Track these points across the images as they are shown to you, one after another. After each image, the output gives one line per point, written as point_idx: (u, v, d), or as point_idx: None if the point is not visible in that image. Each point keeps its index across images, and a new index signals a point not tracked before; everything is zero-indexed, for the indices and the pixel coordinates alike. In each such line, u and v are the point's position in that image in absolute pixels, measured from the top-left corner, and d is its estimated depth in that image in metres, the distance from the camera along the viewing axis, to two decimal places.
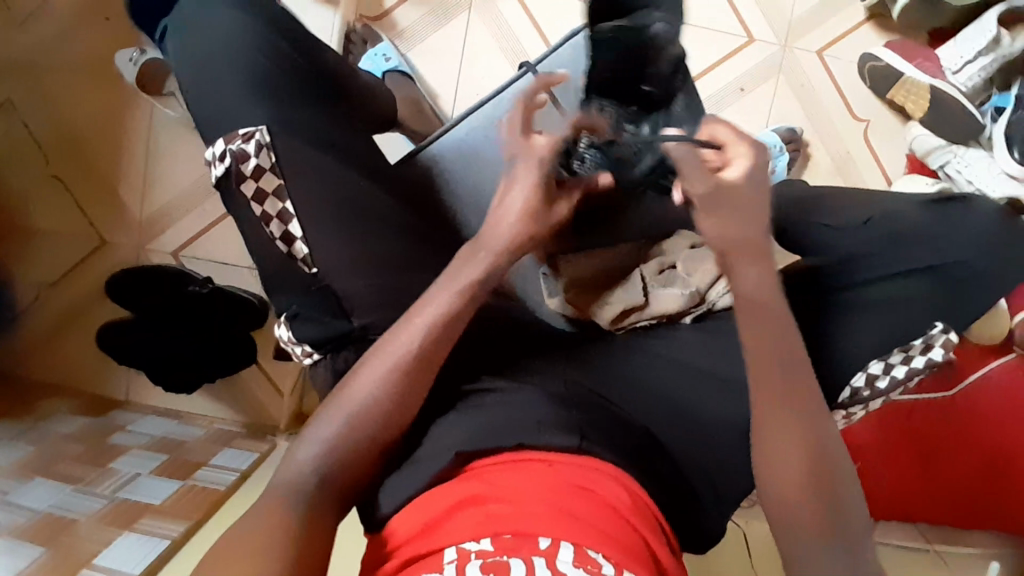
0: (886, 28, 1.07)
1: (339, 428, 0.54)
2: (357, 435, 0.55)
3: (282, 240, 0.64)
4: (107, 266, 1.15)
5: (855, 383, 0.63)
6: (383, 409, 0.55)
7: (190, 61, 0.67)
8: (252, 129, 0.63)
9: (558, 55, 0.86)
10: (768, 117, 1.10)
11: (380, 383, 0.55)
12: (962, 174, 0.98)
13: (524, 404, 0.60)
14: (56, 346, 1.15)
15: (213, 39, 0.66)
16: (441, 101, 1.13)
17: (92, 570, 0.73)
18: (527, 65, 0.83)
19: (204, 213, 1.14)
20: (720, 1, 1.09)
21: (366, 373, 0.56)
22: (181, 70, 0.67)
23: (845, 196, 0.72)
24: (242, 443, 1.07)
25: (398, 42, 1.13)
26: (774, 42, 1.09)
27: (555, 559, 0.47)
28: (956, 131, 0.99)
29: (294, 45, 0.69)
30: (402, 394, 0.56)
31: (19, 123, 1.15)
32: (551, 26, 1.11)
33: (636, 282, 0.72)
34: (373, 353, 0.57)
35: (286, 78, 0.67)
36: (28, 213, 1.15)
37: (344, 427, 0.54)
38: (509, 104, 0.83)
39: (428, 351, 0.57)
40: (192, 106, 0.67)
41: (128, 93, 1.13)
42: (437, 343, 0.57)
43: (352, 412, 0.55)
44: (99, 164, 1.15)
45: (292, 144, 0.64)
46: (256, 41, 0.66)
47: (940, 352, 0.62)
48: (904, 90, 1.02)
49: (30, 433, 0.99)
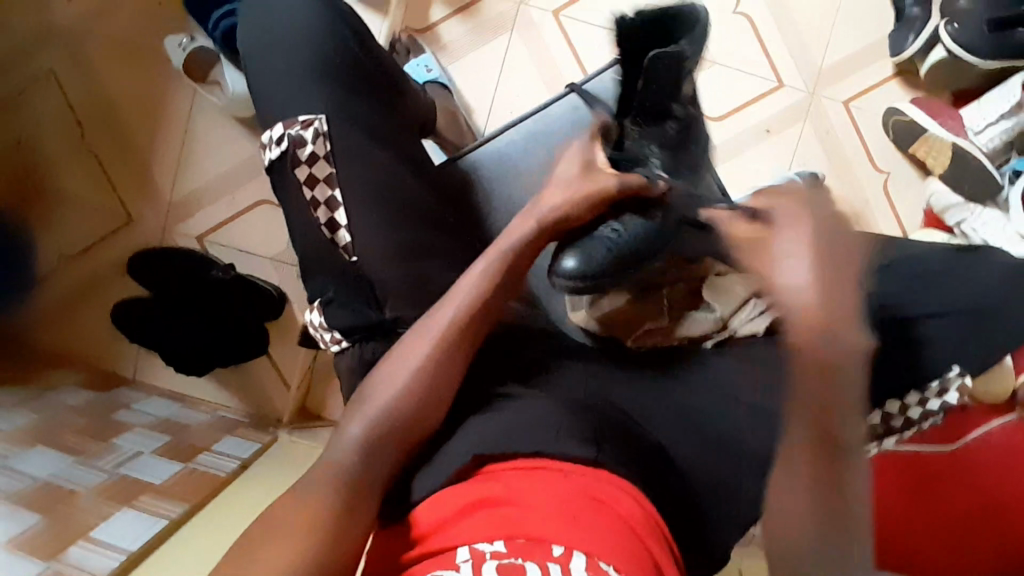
0: (913, 86, 1.11)
1: (364, 426, 0.58)
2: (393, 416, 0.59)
3: (327, 226, 0.66)
4: (130, 244, 1.16)
5: (873, 419, 0.67)
6: (415, 390, 0.60)
7: (257, 51, 0.70)
8: (311, 116, 0.66)
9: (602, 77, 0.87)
10: (792, 160, 1.12)
11: (410, 368, 0.60)
12: (978, 232, 1.00)
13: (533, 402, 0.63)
14: (71, 318, 1.15)
15: (281, 32, 0.70)
16: (476, 115, 1.15)
17: (90, 541, 0.72)
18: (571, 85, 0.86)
19: (234, 201, 1.15)
20: (755, 45, 1.13)
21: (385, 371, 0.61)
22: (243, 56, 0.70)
23: (868, 237, 0.74)
24: (244, 432, 1.06)
25: (440, 56, 1.16)
26: (803, 88, 1.13)
27: (568, 567, 0.48)
28: (975, 188, 1.02)
29: (355, 42, 0.71)
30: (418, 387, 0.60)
31: (61, 96, 1.17)
32: (590, 53, 1.15)
33: (667, 308, 0.75)
34: (404, 343, 0.62)
35: (346, 73, 0.69)
36: (58, 185, 1.17)
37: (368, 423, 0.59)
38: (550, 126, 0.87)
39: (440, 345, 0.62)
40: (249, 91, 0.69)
41: (172, 78, 1.16)
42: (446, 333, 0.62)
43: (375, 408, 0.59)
44: (135, 144, 1.17)
45: (344, 136, 0.66)
46: (320, 37, 0.69)
47: (954, 395, 0.68)
48: (927, 144, 1.05)
49: (35, 401, 0.98)
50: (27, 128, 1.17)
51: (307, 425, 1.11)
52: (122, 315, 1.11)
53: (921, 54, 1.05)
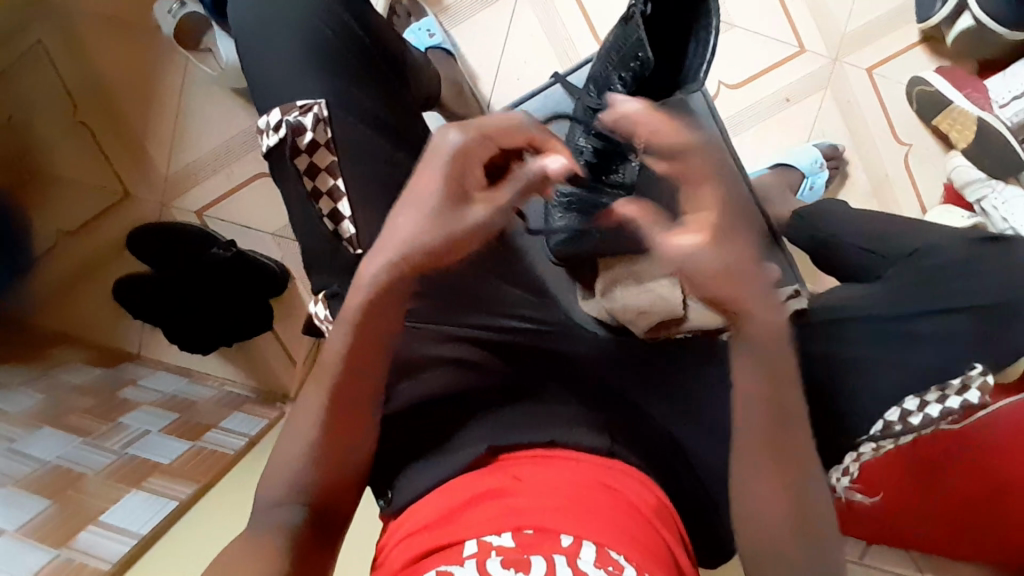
0: (938, 53, 1.05)
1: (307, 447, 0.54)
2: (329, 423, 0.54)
3: (330, 218, 0.64)
4: (128, 219, 1.14)
5: (889, 416, 0.63)
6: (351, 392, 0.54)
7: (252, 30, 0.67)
8: (310, 102, 0.64)
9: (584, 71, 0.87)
10: (811, 131, 1.08)
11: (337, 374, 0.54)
12: (998, 210, 0.97)
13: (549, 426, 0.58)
14: (72, 295, 1.14)
15: (285, 14, 0.68)
16: (480, 83, 1.11)
17: (99, 527, 0.73)
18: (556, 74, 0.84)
19: (231, 174, 1.12)
20: (776, 7, 1.08)
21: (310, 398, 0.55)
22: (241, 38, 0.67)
23: (893, 223, 0.74)
24: (250, 408, 1.07)
25: (442, 18, 1.11)
26: (824, 54, 1.08)
27: (576, 558, 0.45)
28: (999, 165, 0.98)
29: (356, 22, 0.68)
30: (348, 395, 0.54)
31: (50, 66, 1.13)
32: (600, 17, 1.09)
33: (677, 293, 0.70)
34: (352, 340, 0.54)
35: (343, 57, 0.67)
36: (56, 158, 1.15)
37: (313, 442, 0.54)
38: (537, 108, 0.88)
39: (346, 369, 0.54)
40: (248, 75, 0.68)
41: (164, 45, 1.11)
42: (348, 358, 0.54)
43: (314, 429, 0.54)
44: (129, 116, 1.13)
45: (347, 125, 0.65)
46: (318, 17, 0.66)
47: (976, 395, 0.62)
48: (950, 118, 1.01)
49: (42, 380, 0.99)
50: (19, 100, 1.14)
51: None
52: (124, 291, 1.10)
53: (949, 20, 1.00)
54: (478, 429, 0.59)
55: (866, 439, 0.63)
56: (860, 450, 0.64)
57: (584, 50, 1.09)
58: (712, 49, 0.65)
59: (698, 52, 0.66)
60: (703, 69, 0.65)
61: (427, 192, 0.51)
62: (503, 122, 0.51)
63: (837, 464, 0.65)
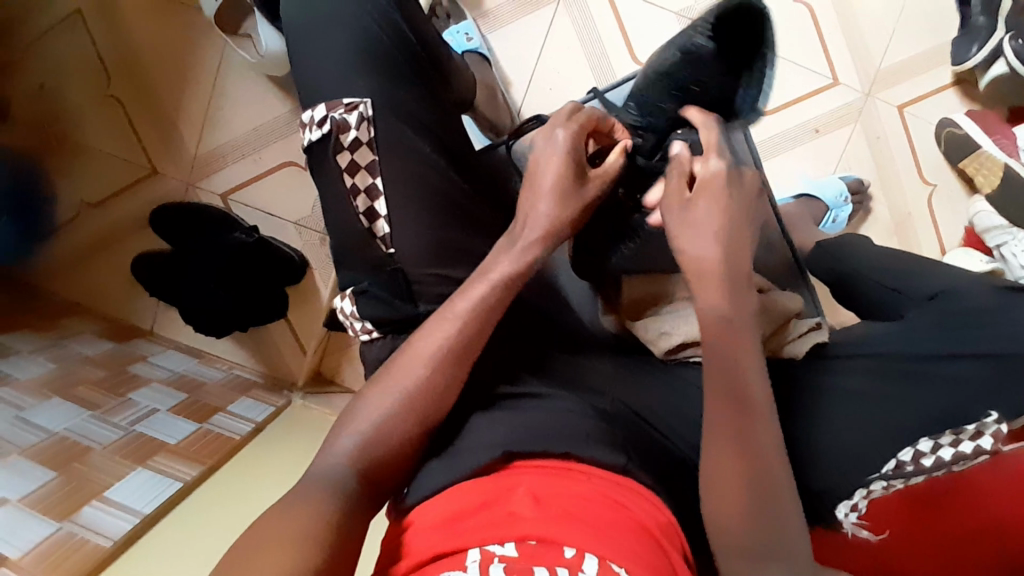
0: (970, 97, 1.05)
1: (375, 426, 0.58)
2: (440, 368, 0.60)
3: (366, 215, 0.68)
4: (154, 196, 1.16)
5: (900, 456, 0.61)
6: (461, 343, 0.60)
7: (305, 36, 0.71)
8: (356, 100, 0.68)
9: (622, 89, 0.89)
10: (836, 163, 1.09)
11: (419, 366, 0.60)
12: (1017, 258, 0.96)
13: (567, 415, 0.61)
14: (93, 266, 1.17)
15: (332, 11, 0.71)
16: (513, 90, 1.12)
17: (103, 501, 0.73)
18: (595, 91, 0.88)
19: (260, 160, 1.13)
20: (812, 37, 1.08)
21: (375, 400, 0.59)
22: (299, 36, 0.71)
23: (915, 262, 0.74)
24: (257, 394, 1.07)
25: (481, 23, 1.12)
26: (857, 89, 1.08)
27: (577, 571, 0.44)
28: (1022, 212, 0.97)
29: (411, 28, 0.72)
30: (435, 387, 0.60)
31: (88, 39, 1.15)
32: (637, 32, 1.09)
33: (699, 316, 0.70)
34: (462, 288, 0.62)
35: (393, 62, 0.71)
36: (86, 130, 1.17)
37: (380, 424, 0.58)
38: None
39: (451, 347, 0.60)
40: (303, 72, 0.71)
41: (202, 27, 1.12)
42: (461, 335, 0.60)
43: (377, 421, 0.58)
44: (161, 93, 1.15)
45: (391, 126, 0.68)
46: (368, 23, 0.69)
47: (988, 442, 0.60)
48: (977, 162, 1.01)
49: (55, 350, 1.00)
50: (57, 71, 1.17)
51: (322, 390, 1.13)
52: (146, 267, 1.12)
53: (984, 65, 1.00)
54: (482, 422, 0.62)
55: (877, 477, 0.62)
56: (870, 487, 0.62)
57: (618, 62, 1.09)
58: (764, 82, 0.74)
59: (751, 82, 0.74)
60: (756, 98, 0.75)
61: (537, 214, 0.64)
62: (555, 167, 0.65)
63: (844, 499, 0.63)
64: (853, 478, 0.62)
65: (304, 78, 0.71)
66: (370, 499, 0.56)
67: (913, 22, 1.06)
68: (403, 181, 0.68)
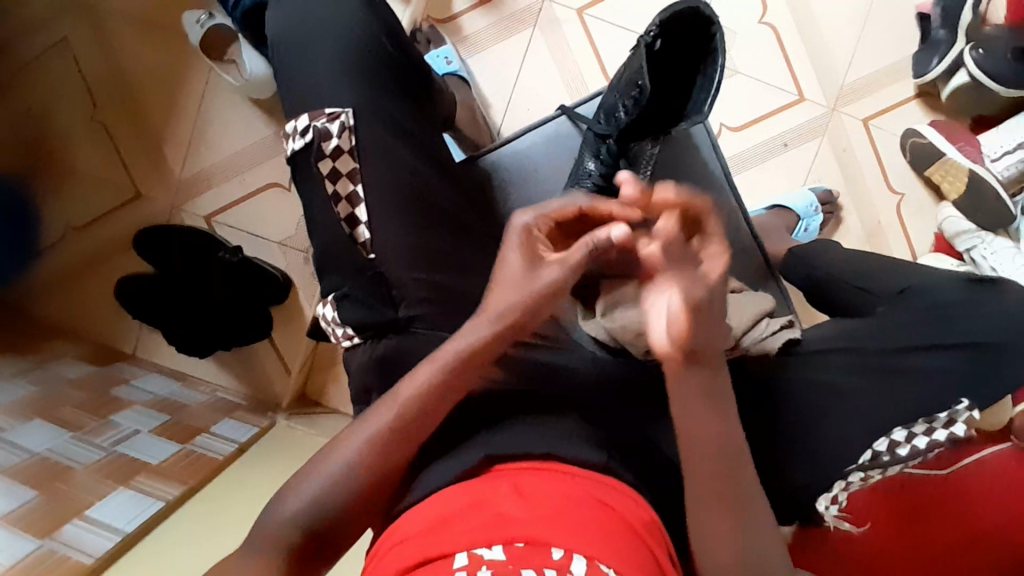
0: (932, 108, 1.10)
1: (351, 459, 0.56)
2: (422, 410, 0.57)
3: (348, 221, 0.70)
4: (137, 219, 1.17)
5: (877, 446, 0.64)
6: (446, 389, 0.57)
7: (285, 51, 0.74)
8: (338, 110, 0.70)
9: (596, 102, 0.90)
10: (807, 175, 1.13)
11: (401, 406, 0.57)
12: (987, 260, 1.00)
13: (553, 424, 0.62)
14: (75, 291, 1.18)
15: (312, 26, 0.73)
16: (493, 111, 1.15)
17: (84, 520, 0.72)
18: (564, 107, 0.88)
19: (245, 181, 1.15)
20: (778, 55, 1.13)
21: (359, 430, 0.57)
22: (283, 54, 0.74)
23: (883, 259, 0.75)
24: (241, 416, 1.07)
25: (460, 47, 1.16)
26: (823, 103, 1.12)
27: (566, 571, 0.43)
28: (989, 216, 1.01)
29: (391, 43, 0.76)
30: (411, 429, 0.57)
31: (75, 66, 1.18)
32: (611, 53, 1.13)
33: None
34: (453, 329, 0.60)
35: (372, 73, 0.73)
36: (70, 156, 1.19)
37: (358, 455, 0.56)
38: (537, 140, 0.89)
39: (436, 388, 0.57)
40: (287, 89, 0.74)
41: (188, 54, 1.15)
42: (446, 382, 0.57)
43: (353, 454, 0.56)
44: (146, 117, 1.17)
45: (371, 134, 0.71)
46: (348, 39, 0.73)
47: (961, 428, 0.63)
48: (942, 169, 1.04)
49: (37, 373, 1.00)
50: (43, 97, 1.19)
51: (305, 411, 1.12)
52: (129, 290, 1.13)
53: (945, 76, 1.05)
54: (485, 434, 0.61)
55: (854, 468, 0.64)
56: (848, 479, 0.64)
57: (593, 82, 1.13)
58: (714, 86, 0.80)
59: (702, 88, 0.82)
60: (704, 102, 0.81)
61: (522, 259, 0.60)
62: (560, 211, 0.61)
63: (823, 492, 0.64)
64: (836, 469, 0.64)
65: (287, 93, 0.74)
66: (359, 499, 0.56)
67: (875, 39, 1.11)
68: (383, 190, 0.70)
